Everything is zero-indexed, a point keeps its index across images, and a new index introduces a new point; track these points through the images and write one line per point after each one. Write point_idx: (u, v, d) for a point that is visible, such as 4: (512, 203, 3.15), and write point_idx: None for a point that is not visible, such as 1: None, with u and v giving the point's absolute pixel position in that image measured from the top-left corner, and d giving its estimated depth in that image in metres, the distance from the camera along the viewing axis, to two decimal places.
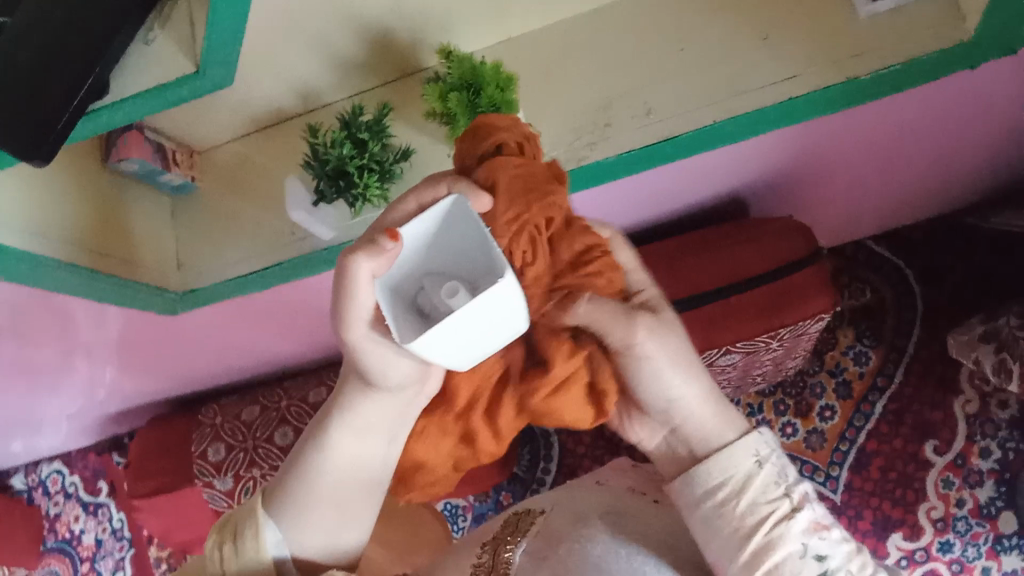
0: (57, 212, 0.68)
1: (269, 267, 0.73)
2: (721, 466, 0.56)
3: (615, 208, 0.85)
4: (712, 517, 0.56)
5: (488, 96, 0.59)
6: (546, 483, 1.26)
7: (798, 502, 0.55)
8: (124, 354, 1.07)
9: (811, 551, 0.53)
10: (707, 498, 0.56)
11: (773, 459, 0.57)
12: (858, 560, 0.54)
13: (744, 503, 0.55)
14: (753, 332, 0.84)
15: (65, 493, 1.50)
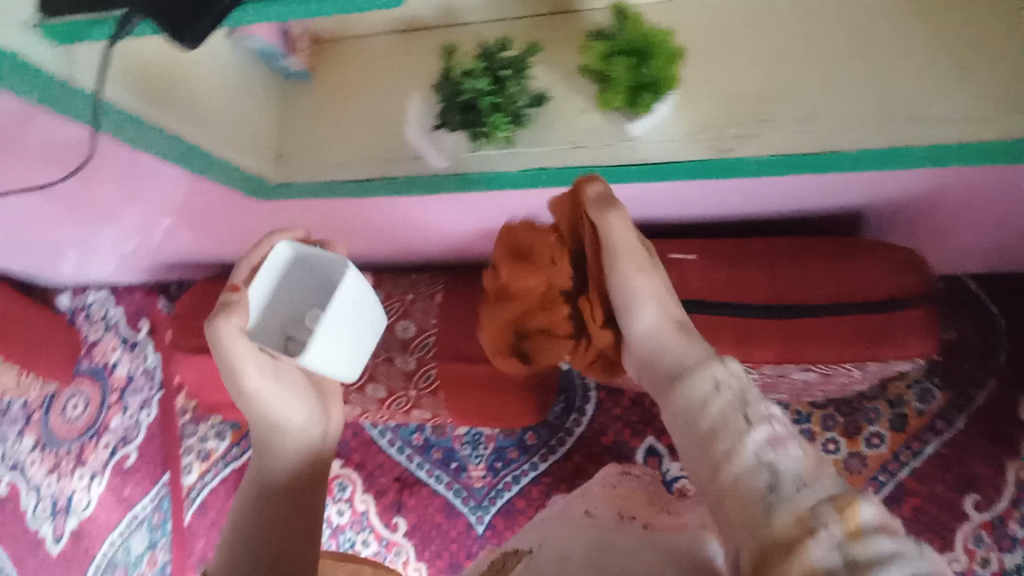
0: (172, 75, 0.65)
1: (376, 180, 0.72)
2: (686, 404, 0.47)
3: (730, 199, 0.81)
4: (690, 446, 0.46)
5: (655, 67, 0.58)
6: (574, 435, 1.27)
7: (758, 426, 0.43)
8: (196, 212, 1.06)
9: (769, 472, 0.40)
10: (684, 429, 0.48)
11: (735, 380, 0.47)
12: (849, 487, 0.38)
13: (702, 425, 0.45)
14: (841, 356, 0.80)
15: (107, 323, 1.53)
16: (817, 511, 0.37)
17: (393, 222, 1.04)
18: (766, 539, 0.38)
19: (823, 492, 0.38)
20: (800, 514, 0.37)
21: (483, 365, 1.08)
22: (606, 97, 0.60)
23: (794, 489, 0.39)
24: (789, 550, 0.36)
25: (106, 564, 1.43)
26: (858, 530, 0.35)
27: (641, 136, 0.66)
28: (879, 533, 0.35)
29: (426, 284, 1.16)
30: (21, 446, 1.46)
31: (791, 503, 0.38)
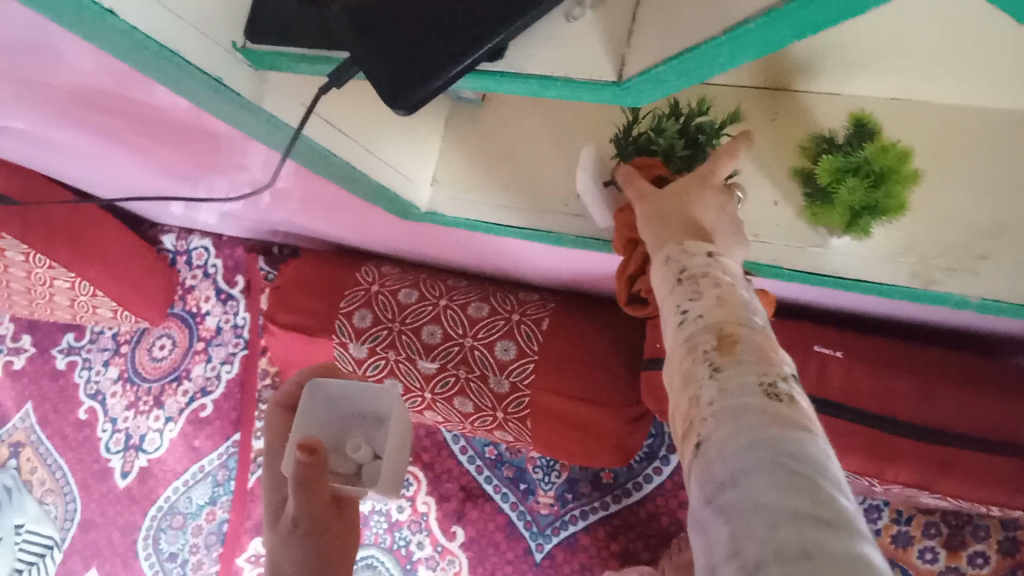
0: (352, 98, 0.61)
1: (527, 228, 0.67)
2: (671, 247, 0.48)
3: (897, 308, 0.75)
4: (659, 272, 0.48)
5: (885, 194, 0.58)
6: (652, 483, 1.22)
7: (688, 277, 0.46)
8: (320, 199, 1.04)
9: (682, 314, 0.44)
10: (662, 251, 0.49)
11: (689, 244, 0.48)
12: (750, 324, 0.41)
13: (682, 256, 0.47)
14: (984, 496, 0.74)
15: (204, 272, 1.54)
16: (708, 342, 0.41)
17: (515, 249, 1.00)
18: (672, 369, 0.43)
19: (718, 323, 0.41)
20: (693, 344, 0.41)
21: (582, 407, 1.04)
22: (820, 215, 0.62)
23: (696, 324, 0.42)
24: (681, 377, 0.41)
25: (168, 507, 1.45)
26: (734, 359, 0.39)
27: (834, 245, 0.65)
28: (759, 369, 0.38)
29: (534, 304, 1.11)
30: (106, 376, 1.55)
31: (690, 337, 0.42)
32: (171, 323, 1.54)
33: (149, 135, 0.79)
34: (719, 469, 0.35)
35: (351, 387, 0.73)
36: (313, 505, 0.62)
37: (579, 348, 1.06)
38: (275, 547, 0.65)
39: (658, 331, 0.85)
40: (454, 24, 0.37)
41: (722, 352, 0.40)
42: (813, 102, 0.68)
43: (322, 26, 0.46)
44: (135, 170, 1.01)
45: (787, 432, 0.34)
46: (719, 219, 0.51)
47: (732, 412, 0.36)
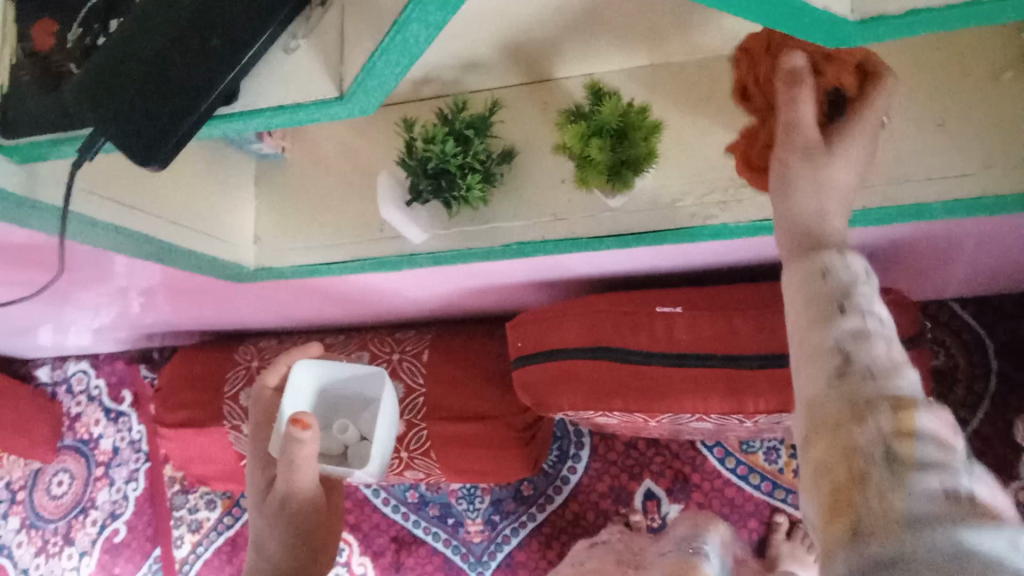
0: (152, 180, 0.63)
1: (351, 261, 0.70)
2: (810, 283, 0.45)
3: (716, 254, 0.79)
4: (800, 308, 0.45)
5: (631, 145, 0.60)
6: (570, 483, 1.25)
7: (855, 317, 0.42)
8: (176, 291, 1.04)
9: (840, 368, 0.41)
10: (815, 272, 0.45)
11: (859, 276, 0.44)
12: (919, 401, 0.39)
13: (834, 282, 0.44)
14: None
15: (89, 395, 1.50)
16: (878, 410, 0.38)
17: (374, 292, 1.02)
18: (818, 430, 0.41)
19: (890, 391, 0.39)
20: (860, 409, 0.39)
21: (476, 424, 1.06)
22: (586, 177, 0.62)
23: (863, 384, 0.40)
24: (832, 449, 0.39)
25: None
26: (916, 437, 0.37)
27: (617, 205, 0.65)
28: (934, 455, 0.36)
29: (412, 341, 1.14)
30: (8, 528, 1.48)
31: (852, 398, 0.40)
32: (66, 457, 1.49)
33: None
34: (884, 557, 0.34)
35: (355, 373, 0.90)
36: (305, 488, 0.69)
37: (462, 370, 1.09)
38: (264, 527, 0.69)
39: (519, 330, 0.90)
40: (176, 80, 0.40)
41: (897, 428, 0.38)
42: (572, 85, 0.66)
43: (63, 111, 0.46)
44: None
45: (966, 537, 0.33)
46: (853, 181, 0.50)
47: (977, 518, 0.34)
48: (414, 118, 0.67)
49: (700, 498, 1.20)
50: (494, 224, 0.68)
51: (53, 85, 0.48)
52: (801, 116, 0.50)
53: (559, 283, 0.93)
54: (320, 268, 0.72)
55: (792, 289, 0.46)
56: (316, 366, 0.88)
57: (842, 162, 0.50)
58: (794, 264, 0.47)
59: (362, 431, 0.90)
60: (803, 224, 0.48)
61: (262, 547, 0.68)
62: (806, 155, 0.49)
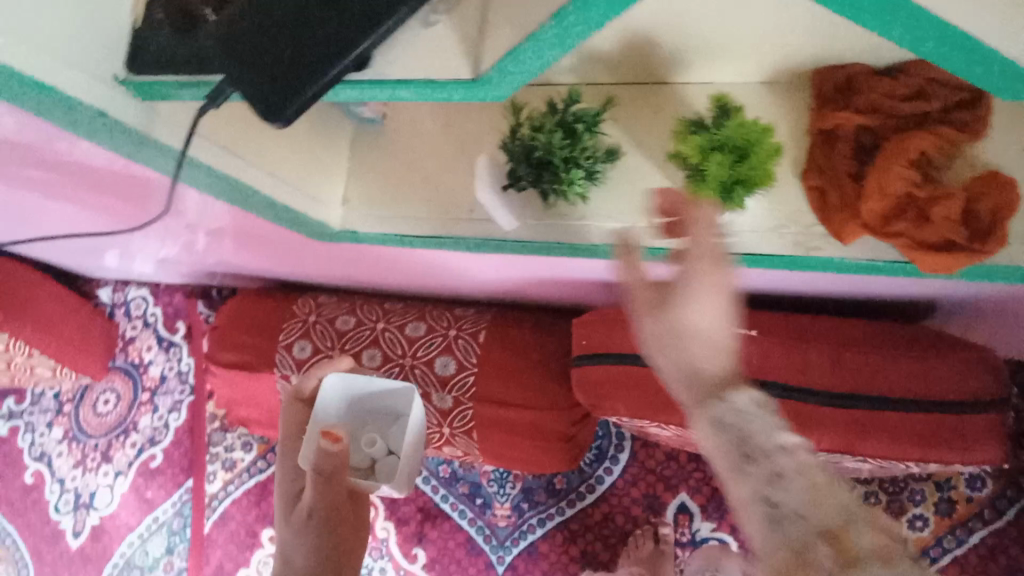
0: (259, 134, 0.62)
1: (437, 237, 0.69)
2: (716, 425, 0.41)
3: (802, 281, 0.77)
4: (717, 451, 0.41)
5: (749, 167, 0.56)
6: (604, 484, 1.24)
7: (760, 455, 0.39)
8: (248, 237, 1.05)
9: (771, 507, 0.38)
10: (712, 418, 0.41)
11: (750, 411, 0.40)
12: (854, 518, 0.37)
13: (731, 424, 0.41)
14: (903, 454, 0.77)
15: (144, 321, 1.52)
16: (823, 552, 0.36)
17: (440, 267, 1.01)
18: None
19: (823, 526, 0.37)
20: (802, 555, 0.37)
21: (523, 412, 1.05)
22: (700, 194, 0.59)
23: (799, 524, 0.37)
24: None
25: (124, 564, 1.43)
26: (860, 568, 0.35)
27: (723, 222, 0.62)
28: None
29: (470, 319, 1.13)
30: (51, 437, 1.52)
31: (791, 543, 0.37)
32: (115, 377, 1.52)
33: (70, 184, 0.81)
34: None
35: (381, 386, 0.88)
36: (327, 495, 0.63)
37: (517, 357, 1.08)
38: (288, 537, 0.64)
39: (584, 329, 0.89)
40: (319, 43, 0.40)
41: (844, 564, 0.36)
42: (696, 95, 0.63)
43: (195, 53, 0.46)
44: (59, 223, 1.02)
45: None
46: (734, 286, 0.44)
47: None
48: (523, 104, 0.66)
49: (733, 521, 1.18)
50: (586, 222, 0.66)
51: (191, 28, 0.48)
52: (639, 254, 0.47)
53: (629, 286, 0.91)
54: (404, 239, 0.71)
55: (700, 428, 0.43)
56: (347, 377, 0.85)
57: (704, 296, 0.42)
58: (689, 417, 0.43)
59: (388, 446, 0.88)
60: (685, 359, 0.43)
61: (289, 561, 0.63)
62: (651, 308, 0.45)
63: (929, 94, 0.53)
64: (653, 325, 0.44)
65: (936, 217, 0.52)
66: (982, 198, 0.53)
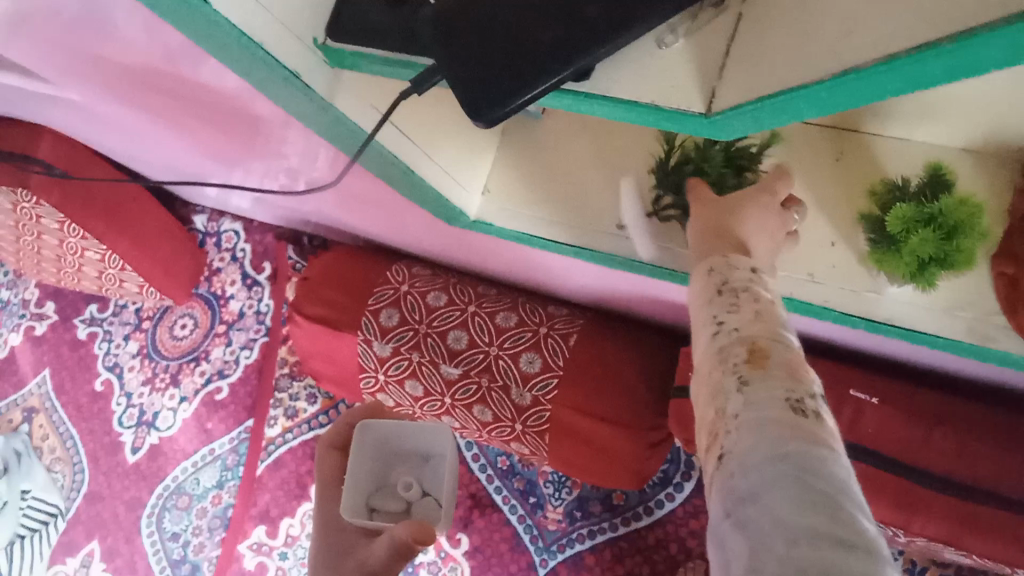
0: (422, 116, 0.61)
1: (578, 248, 0.69)
2: (703, 272, 0.52)
3: (938, 358, 0.74)
4: (697, 293, 0.52)
5: (947, 246, 0.53)
6: (663, 509, 1.21)
7: (730, 293, 0.49)
8: (359, 200, 1.03)
9: (719, 327, 0.47)
10: (704, 267, 0.52)
11: (737, 266, 0.51)
12: (782, 342, 0.45)
13: (719, 269, 0.51)
14: (1010, 558, 0.72)
15: (232, 255, 1.53)
16: (739, 356, 0.45)
17: (547, 264, 0.99)
18: (702, 380, 0.47)
19: (757, 339, 0.45)
20: (725, 356, 0.45)
21: (601, 426, 1.02)
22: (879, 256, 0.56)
23: (730, 337, 0.46)
24: (711, 389, 0.45)
25: (174, 488, 1.45)
26: (763, 373, 0.43)
27: (892, 292, 0.60)
28: (786, 389, 0.42)
29: (563, 320, 1.11)
30: (126, 350, 1.55)
31: (723, 348, 0.46)
32: (195, 304, 1.54)
33: (207, 118, 0.80)
34: (741, 483, 0.38)
35: (399, 429, 0.90)
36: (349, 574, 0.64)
37: (605, 367, 1.05)
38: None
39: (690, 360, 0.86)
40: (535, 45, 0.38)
41: (752, 365, 0.44)
42: (898, 166, 0.60)
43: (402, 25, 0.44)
44: (181, 150, 1.02)
45: (806, 455, 0.37)
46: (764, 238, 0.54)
47: (814, 426, 0.39)
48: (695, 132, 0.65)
49: None
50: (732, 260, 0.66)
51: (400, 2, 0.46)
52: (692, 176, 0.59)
53: None
54: (543, 242, 0.70)
55: (699, 280, 0.52)
56: (378, 427, 0.89)
57: (760, 212, 0.54)
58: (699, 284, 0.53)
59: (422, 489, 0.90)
60: (701, 235, 0.55)
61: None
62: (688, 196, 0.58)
63: None
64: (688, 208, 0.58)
65: None
66: None
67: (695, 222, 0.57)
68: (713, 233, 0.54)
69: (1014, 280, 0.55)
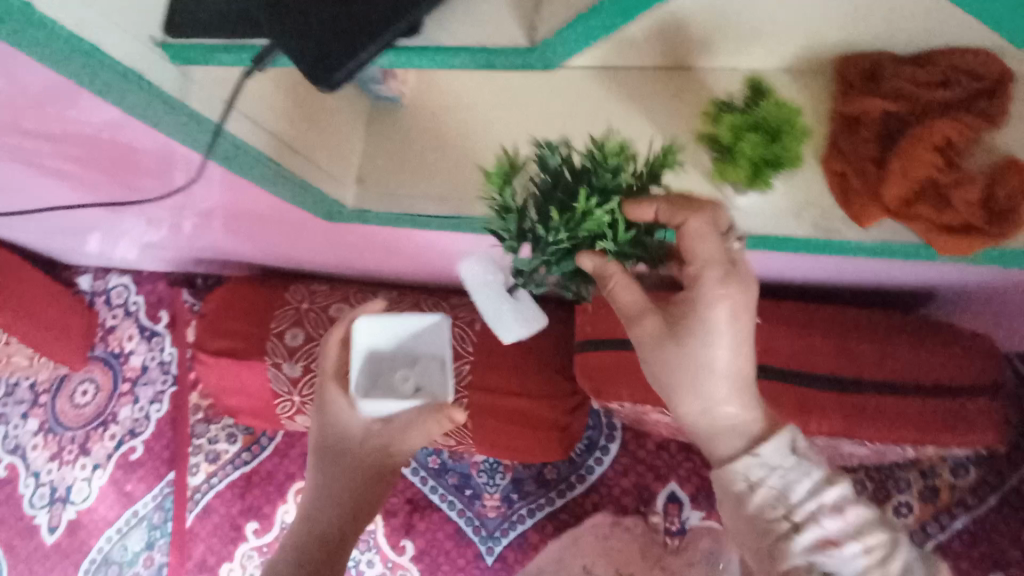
0: (272, 108, 0.65)
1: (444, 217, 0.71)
2: (733, 501, 0.60)
3: (806, 269, 0.80)
4: (741, 525, 0.60)
5: (779, 149, 0.58)
6: (594, 474, 1.25)
7: (800, 523, 0.57)
8: (241, 224, 1.02)
9: (815, 565, 0.57)
10: (748, 494, 0.59)
11: (783, 480, 0.58)
12: (877, 552, 0.56)
13: (767, 500, 0.58)
14: (900, 438, 0.78)
15: (125, 309, 1.49)
16: None
17: (439, 254, 1.01)
18: None
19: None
20: None
21: (518, 400, 1.05)
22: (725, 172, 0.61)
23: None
24: None
25: (101, 559, 1.40)
26: (884, 573, 0.56)
27: (741, 204, 0.63)
28: (895, 573, 0.56)
29: (467, 308, 1.13)
30: (25, 429, 1.48)
31: None
32: (93, 367, 1.49)
33: (73, 159, 0.79)
34: None
35: (393, 323, 0.76)
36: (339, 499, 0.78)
37: (515, 344, 1.08)
38: (316, 475, 0.80)
39: (587, 315, 0.90)
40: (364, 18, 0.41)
41: None
42: (720, 82, 0.62)
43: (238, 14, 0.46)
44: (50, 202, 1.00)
45: None
46: (734, 326, 0.58)
47: None
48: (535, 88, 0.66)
49: None
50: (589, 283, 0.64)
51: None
52: (630, 293, 0.57)
53: None
54: (422, 219, 0.72)
55: (748, 504, 0.59)
56: (375, 323, 0.76)
57: (728, 334, 0.58)
58: (722, 458, 0.61)
59: (418, 382, 0.75)
60: (714, 417, 0.61)
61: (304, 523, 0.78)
62: (671, 336, 0.59)
63: (952, 82, 0.53)
64: (685, 372, 0.59)
65: (959, 203, 0.53)
66: (1003, 183, 0.53)
67: (674, 349, 0.59)
68: (721, 420, 0.61)
69: (838, 172, 0.59)
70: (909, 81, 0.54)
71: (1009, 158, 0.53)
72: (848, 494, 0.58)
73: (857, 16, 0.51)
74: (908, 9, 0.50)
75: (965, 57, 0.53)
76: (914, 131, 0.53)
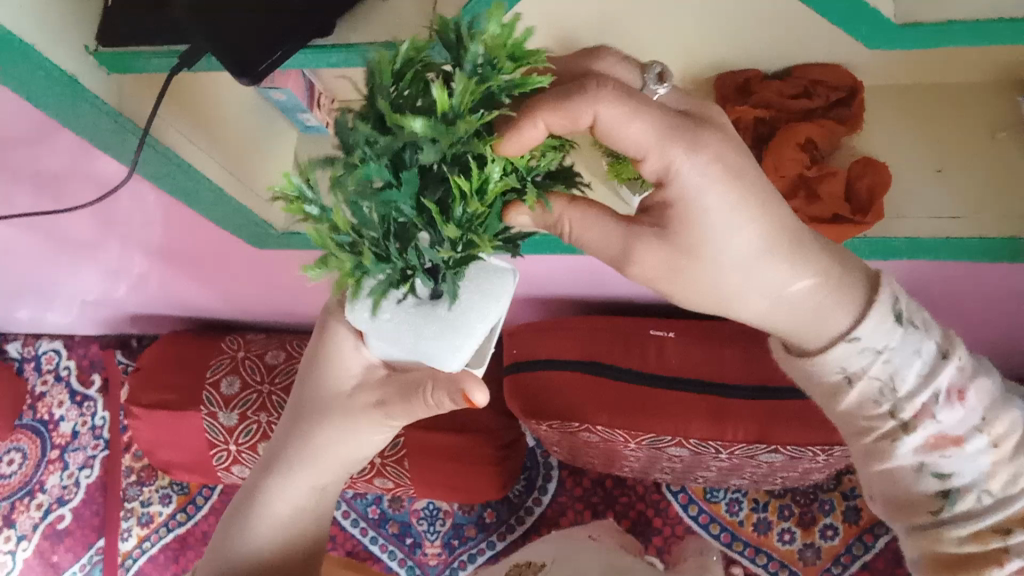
0: (212, 125, 0.67)
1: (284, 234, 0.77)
2: (848, 400, 0.56)
3: None
4: (834, 410, 0.58)
5: None
6: (534, 515, 1.25)
7: (906, 418, 0.54)
8: (174, 270, 1.04)
9: (928, 468, 0.55)
10: (841, 382, 0.55)
11: (887, 374, 0.54)
12: (1002, 441, 0.53)
13: (873, 389, 0.55)
14: (813, 440, 0.84)
15: (56, 375, 1.47)
16: (983, 501, 0.54)
17: None
18: (902, 507, 0.58)
19: (981, 476, 0.54)
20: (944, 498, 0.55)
21: (452, 436, 1.08)
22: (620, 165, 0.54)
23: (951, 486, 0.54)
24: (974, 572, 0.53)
25: None
26: (1010, 459, 0.53)
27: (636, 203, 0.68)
28: None
29: None
30: None
31: (936, 501, 0.55)
32: (21, 435, 1.45)
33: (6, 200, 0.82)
34: None
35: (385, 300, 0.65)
36: (298, 492, 0.67)
37: None
38: (286, 437, 0.67)
39: (515, 338, 0.96)
40: (297, 23, 0.47)
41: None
42: None
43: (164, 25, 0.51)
44: None
45: None
46: (721, 202, 0.47)
47: None
48: None
49: (660, 543, 1.21)
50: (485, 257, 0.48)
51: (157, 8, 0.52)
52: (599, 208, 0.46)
53: (555, 300, 0.97)
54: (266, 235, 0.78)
55: (840, 394, 0.56)
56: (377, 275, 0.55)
57: (742, 220, 0.48)
58: (811, 354, 0.56)
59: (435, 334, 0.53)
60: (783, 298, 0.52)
61: (250, 503, 0.67)
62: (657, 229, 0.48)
63: (814, 91, 0.62)
64: (721, 268, 0.49)
65: (824, 194, 0.61)
66: (860, 178, 0.61)
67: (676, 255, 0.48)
68: (785, 308, 0.52)
69: None
70: (776, 91, 0.62)
71: (865, 156, 0.62)
72: (967, 365, 0.54)
73: (717, 31, 0.58)
74: (770, 19, 0.57)
75: (821, 70, 0.62)
76: (785, 131, 0.62)
